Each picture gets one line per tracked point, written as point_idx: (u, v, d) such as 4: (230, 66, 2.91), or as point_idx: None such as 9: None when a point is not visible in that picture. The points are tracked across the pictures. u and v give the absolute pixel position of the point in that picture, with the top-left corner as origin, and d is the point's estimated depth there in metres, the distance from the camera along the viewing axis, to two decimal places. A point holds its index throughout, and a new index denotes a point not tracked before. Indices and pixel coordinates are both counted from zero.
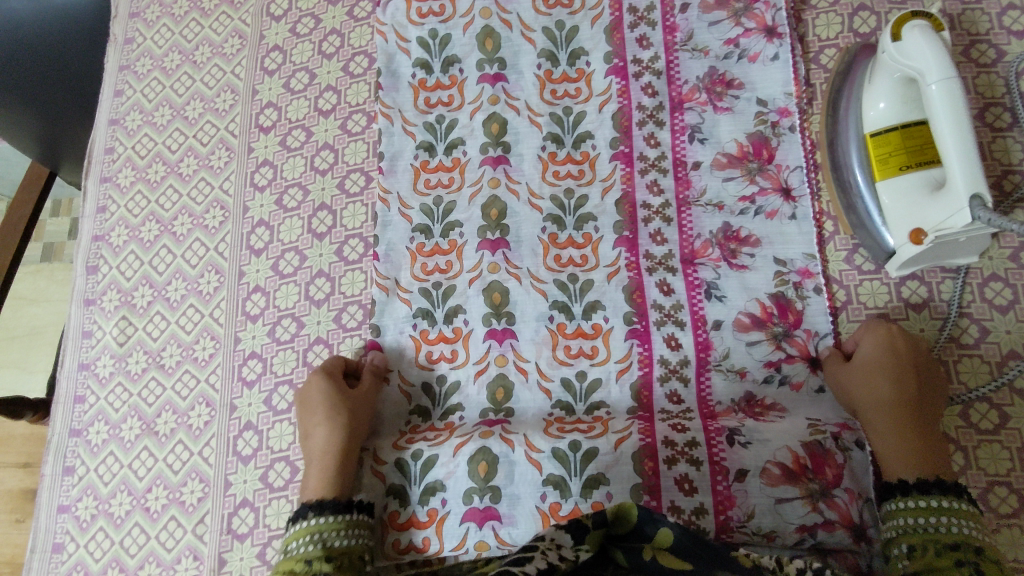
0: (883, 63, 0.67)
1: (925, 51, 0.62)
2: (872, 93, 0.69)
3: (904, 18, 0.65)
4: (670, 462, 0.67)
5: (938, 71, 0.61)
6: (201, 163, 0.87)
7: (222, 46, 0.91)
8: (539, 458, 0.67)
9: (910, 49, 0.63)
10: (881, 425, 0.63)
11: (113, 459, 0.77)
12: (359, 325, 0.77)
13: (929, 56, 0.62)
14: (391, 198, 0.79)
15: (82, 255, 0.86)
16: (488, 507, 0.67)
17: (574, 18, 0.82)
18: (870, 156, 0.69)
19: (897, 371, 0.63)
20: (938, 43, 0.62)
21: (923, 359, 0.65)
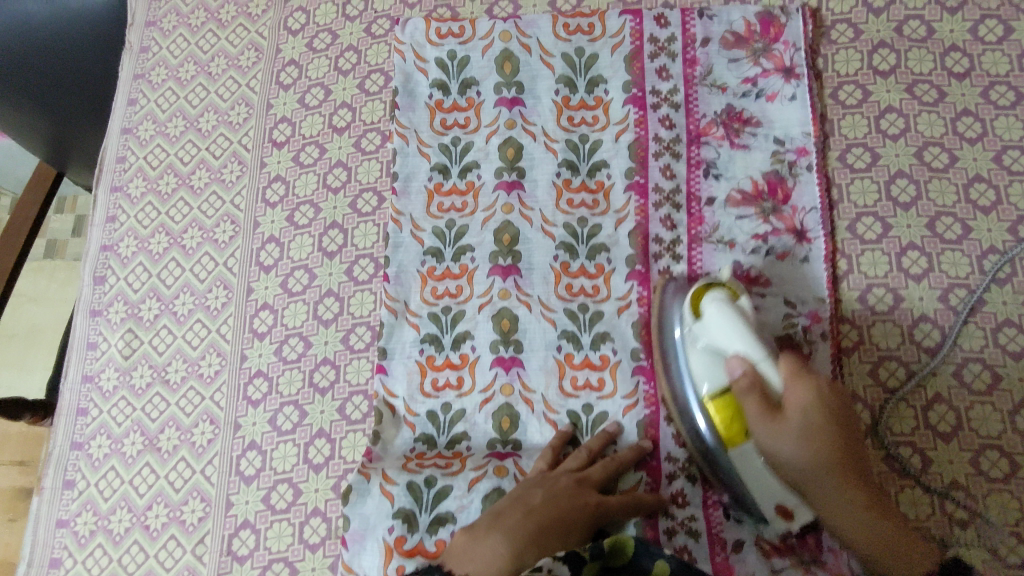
0: (690, 341, 0.65)
1: (732, 336, 0.60)
2: (693, 373, 0.65)
3: (699, 292, 0.66)
4: (670, 533, 0.66)
5: (773, 379, 0.59)
6: (212, 177, 0.86)
7: (237, 58, 0.91)
8: None
9: (715, 330, 0.61)
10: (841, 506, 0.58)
11: (114, 475, 0.77)
12: (367, 346, 0.77)
13: (738, 345, 0.60)
14: (402, 219, 0.79)
15: (90, 264, 0.86)
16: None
17: (594, 45, 0.82)
18: (713, 420, 0.63)
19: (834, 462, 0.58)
20: (735, 318, 0.61)
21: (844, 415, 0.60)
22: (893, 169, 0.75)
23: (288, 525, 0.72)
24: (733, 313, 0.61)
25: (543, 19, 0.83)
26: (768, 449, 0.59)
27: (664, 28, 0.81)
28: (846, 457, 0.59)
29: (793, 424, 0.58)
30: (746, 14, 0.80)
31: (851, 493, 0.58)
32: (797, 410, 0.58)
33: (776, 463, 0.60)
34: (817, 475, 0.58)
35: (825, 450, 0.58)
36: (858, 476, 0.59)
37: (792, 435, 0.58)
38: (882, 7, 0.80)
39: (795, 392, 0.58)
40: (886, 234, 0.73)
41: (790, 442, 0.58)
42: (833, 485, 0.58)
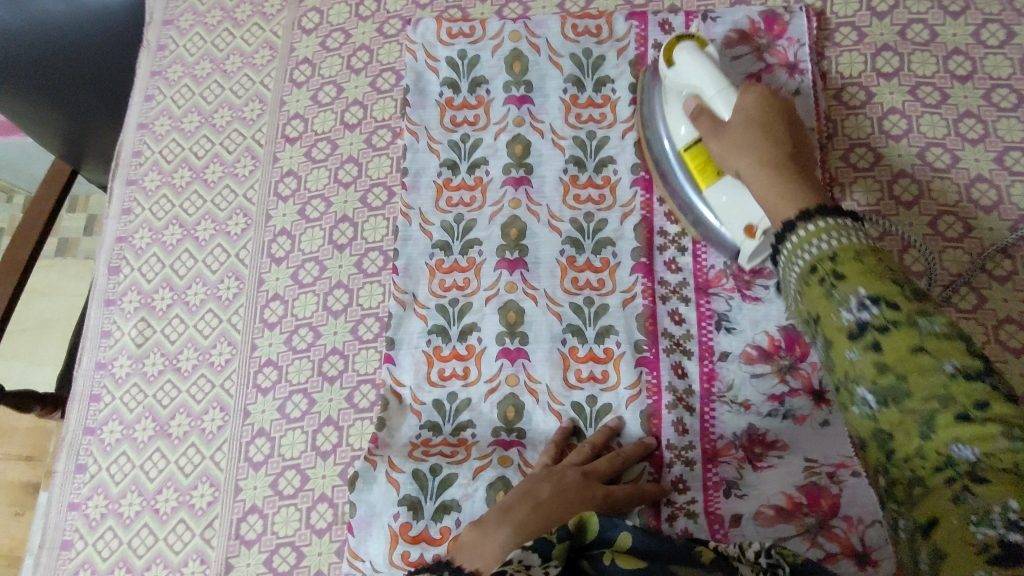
0: (669, 89, 0.72)
1: (699, 70, 0.68)
2: (673, 119, 0.72)
3: (672, 44, 0.71)
4: (670, 518, 0.68)
5: (731, 106, 0.64)
6: (226, 171, 0.88)
7: (252, 56, 0.93)
8: None
9: (684, 68, 0.69)
10: (764, 168, 0.57)
11: (125, 460, 0.78)
12: (375, 337, 0.78)
13: (698, 79, 0.67)
14: (412, 213, 0.81)
15: (105, 255, 0.87)
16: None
17: (602, 46, 0.83)
18: (688, 166, 0.71)
19: (772, 137, 0.59)
20: (703, 58, 0.68)
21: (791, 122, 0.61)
22: (895, 168, 0.77)
23: (295, 510, 0.73)
24: (704, 56, 0.68)
25: (552, 20, 0.85)
26: (730, 152, 0.62)
27: (670, 30, 0.83)
28: (793, 160, 0.57)
29: (735, 125, 0.62)
30: (751, 14, 0.81)
31: (777, 171, 0.56)
32: (741, 111, 0.62)
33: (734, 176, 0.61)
34: (761, 161, 0.58)
35: (784, 136, 0.59)
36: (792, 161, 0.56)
37: (741, 130, 0.61)
38: (885, 10, 0.81)
39: (745, 99, 0.63)
40: (888, 232, 0.75)
41: (749, 130, 0.61)
42: (770, 173, 0.56)
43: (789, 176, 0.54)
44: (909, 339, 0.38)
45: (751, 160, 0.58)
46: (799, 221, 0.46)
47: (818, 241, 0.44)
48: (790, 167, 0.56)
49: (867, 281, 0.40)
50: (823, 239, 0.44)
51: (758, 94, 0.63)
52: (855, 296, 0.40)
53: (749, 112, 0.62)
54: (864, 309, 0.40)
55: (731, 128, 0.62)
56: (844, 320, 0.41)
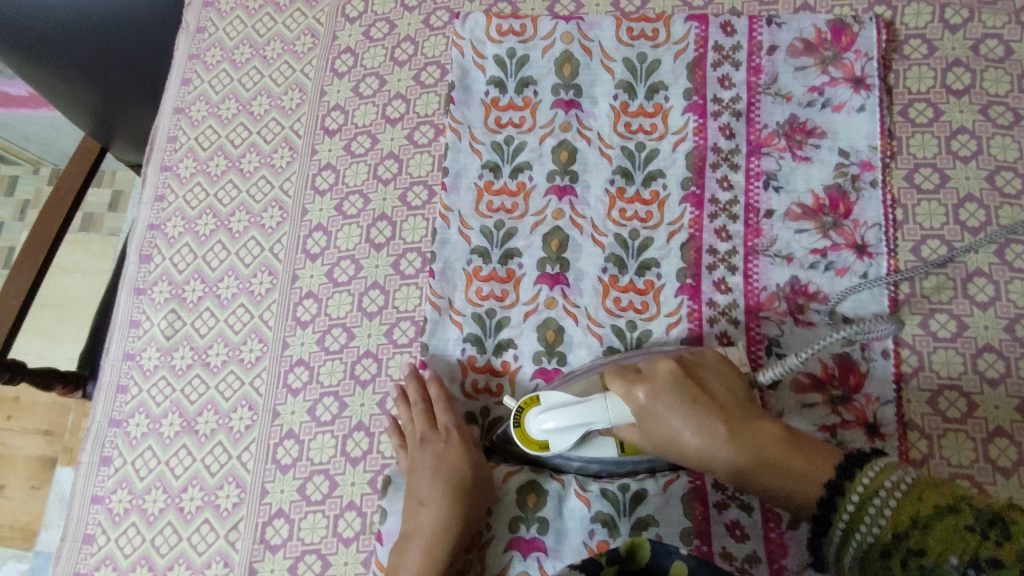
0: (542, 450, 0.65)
1: (562, 398, 0.63)
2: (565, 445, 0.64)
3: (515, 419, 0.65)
4: (720, 506, 0.64)
5: (631, 415, 0.61)
6: (263, 161, 0.86)
7: (293, 43, 0.90)
8: (587, 495, 0.66)
9: (555, 423, 0.62)
10: (725, 447, 0.58)
11: (151, 455, 0.77)
12: (410, 342, 0.76)
13: (563, 451, 0.64)
14: (451, 216, 0.78)
15: (137, 242, 0.86)
16: (534, 538, 0.66)
17: (657, 51, 0.80)
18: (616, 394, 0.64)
19: (702, 424, 0.59)
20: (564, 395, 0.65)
21: (699, 392, 0.60)
22: (962, 192, 0.73)
23: (322, 516, 0.71)
24: (552, 394, 0.64)
25: (607, 21, 0.81)
26: (662, 424, 0.60)
27: (730, 36, 0.79)
28: (733, 421, 0.59)
29: (660, 405, 0.60)
30: (817, 22, 0.78)
31: (784, 452, 0.56)
32: (659, 408, 0.60)
33: (678, 446, 0.60)
34: (723, 465, 0.58)
35: (714, 422, 0.59)
36: (739, 417, 0.59)
37: (680, 414, 0.59)
38: (959, 23, 0.77)
39: (661, 380, 0.60)
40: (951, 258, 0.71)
41: (691, 429, 0.59)
42: (763, 473, 0.57)
43: (803, 458, 0.56)
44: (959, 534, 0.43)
45: (702, 431, 0.59)
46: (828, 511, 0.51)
47: (881, 488, 0.48)
48: (738, 425, 0.58)
49: (946, 546, 0.43)
50: (881, 497, 0.48)
51: (637, 390, 0.60)
52: (896, 526, 0.46)
53: (677, 421, 0.59)
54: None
55: (653, 444, 0.61)
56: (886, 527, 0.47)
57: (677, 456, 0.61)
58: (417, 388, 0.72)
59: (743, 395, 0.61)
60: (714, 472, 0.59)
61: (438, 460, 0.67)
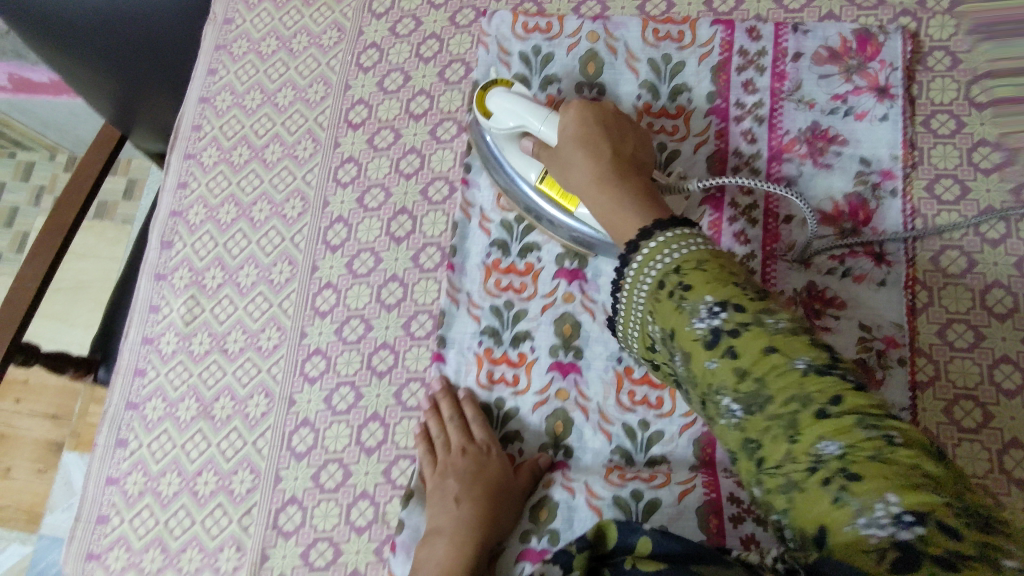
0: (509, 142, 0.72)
1: (515, 103, 0.68)
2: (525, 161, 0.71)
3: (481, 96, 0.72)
4: (736, 520, 0.63)
5: (556, 130, 0.64)
6: (286, 152, 0.86)
7: (320, 37, 0.91)
8: (599, 505, 0.65)
9: (504, 112, 0.69)
10: (591, 188, 0.59)
11: (167, 438, 0.77)
12: (427, 334, 0.76)
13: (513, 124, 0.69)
14: (472, 210, 0.79)
15: (159, 228, 0.86)
16: (545, 550, 0.64)
17: (682, 53, 0.80)
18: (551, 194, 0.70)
19: (590, 143, 0.61)
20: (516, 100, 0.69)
21: (623, 148, 0.62)
22: (982, 204, 0.73)
23: (335, 505, 0.72)
24: (517, 91, 0.70)
25: (633, 22, 0.82)
26: (567, 166, 0.62)
27: (755, 42, 0.80)
28: (622, 170, 0.59)
29: (565, 144, 0.63)
30: (843, 31, 0.78)
31: (629, 200, 0.57)
32: (563, 132, 0.63)
33: (570, 183, 0.63)
34: (585, 189, 0.60)
35: (602, 146, 0.61)
36: (626, 151, 0.61)
37: (578, 156, 0.61)
38: (983, 37, 0.78)
39: (565, 124, 0.63)
40: (970, 269, 0.71)
41: (579, 148, 0.61)
42: (608, 195, 0.58)
43: (647, 199, 0.57)
44: (770, 346, 0.43)
45: (593, 158, 0.60)
46: (639, 238, 0.52)
47: (662, 259, 0.50)
48: (623, 171, 0.59)
49: (712, 291, 0.46)
50: (673, 260, 0.49)
51: (574, 113, 0.63)
52: (702, 306, 0.45)
53: (569, 126, 0.63)
54: (711, 315, 0.45)
55: (569, 161, 0.62)
56: (695, 328, 0.45)
57: (571, 186, 0.64)
58: (451, 404, 0.72)
59: (637, 150, 0.63)
60: (584, 202, 0.60)
61: (476, 470, 0.67)
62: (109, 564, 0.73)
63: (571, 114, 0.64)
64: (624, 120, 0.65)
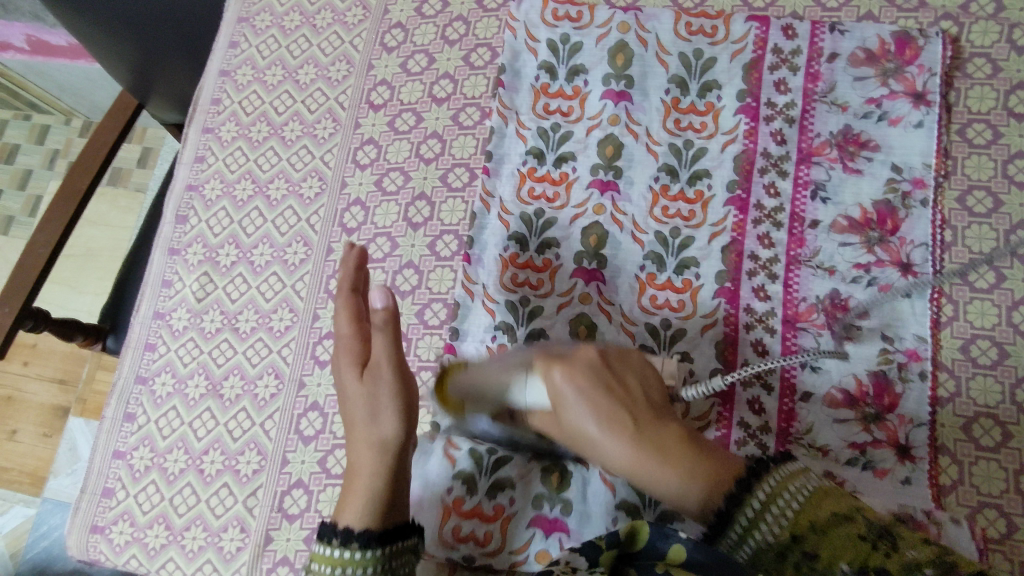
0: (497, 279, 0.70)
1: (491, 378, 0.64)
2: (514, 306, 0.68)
3: None
4: None
5: None
6: (305, 131, 0.85)
7: (344, 14, 0.89)
8: (616, 479, 0.65)
9: None
10: (620, 429, 0.55)
11: (175, 415, 0.77)
12: (440, 324, 0.75)
13: None
14: (492, 201, 0.77)
15: (174, 202, 0.86)
16: (558, 518, 0.65)
17: (715, 48, 0.78)
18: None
19: (598, 404, 0.56)
20: None
21: (644, 404, 0.57)
22: (1015, 218, 0.71)
23: (341, 491, 0.71)
24: (481, 362, 0.66)
25: (666, 14, 0.80)
26: (569, 412, 0.58)
27: (791, 40, 0.77)
28: (645, 423, 0.55)
29: (581, 359, 0.59)
30: (882, 33, 0.76)
31: (679, 457, 0.52)
32: (565, 394, 0.58)
33: (588, 440, 0.57)
34: (617, 464, 0.54)
35: (621, 412, 0.56)
36: (651, 415, 0.56)
37: (592, 419, 0.56)
38: None
39: (563, 388, 0.58)
40: (998, 285, 0.70)
41: (594, 420, 0.56)
42: (653, 464, 0.53)
43: (685, 445, 0.53)
44: (864, 538, 0.43)
45: (601, 418, 0.55)
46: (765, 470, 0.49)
47: (780, 484, 0.48)
48: (643, 427, 0.54)
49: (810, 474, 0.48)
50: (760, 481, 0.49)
51: (553, 368, 0.59)
52: (835, 554, 0.44)
53: (583, 367, 0.59)
54: (841, 558, 0.44)
55: (571, 365, 0.59)
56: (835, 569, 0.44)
57: (586, 452, 0.59)
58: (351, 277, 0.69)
59: (657, 397, 0.59)
60: (604, 452, 0.55)
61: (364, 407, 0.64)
62: (112, 538, 0.73)
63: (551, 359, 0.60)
64: (631, 355, 0.62)
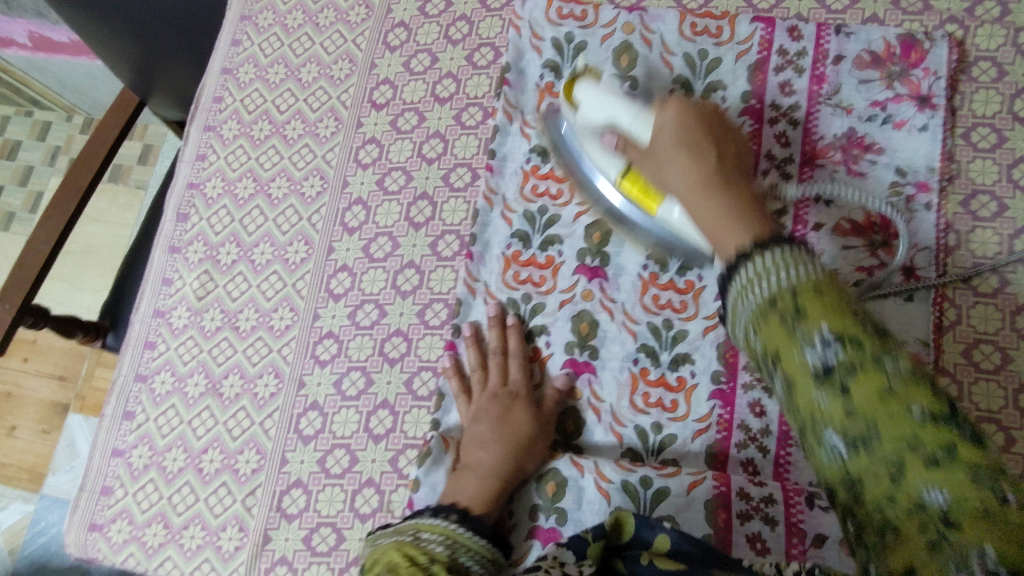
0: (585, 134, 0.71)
1: (600, 114, 0.68)
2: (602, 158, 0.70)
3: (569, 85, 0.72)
4: (744, 517, 0.63)
5: (651, 127, 0.64)
6: (307, 129, 0.85)
7: (347, 12, 0.89)
8: (608, 489, 0.65)
9: (590, 105, 0.69)
10: (693, 187, 0.56)
11: (174, 413, 0.77)
12: (442, 324, 0.75)
13: (602, 118, 0.68)
14: (495, 198, 0.77)
15: (175, 200, 0.85)
16: (553, 528, 0.65)
17: (719, 49, 0.78)
18: (632, 192, 0.69)
19: (693, 143, 0.59)
20: (602, 92, 0.69)
21: (730, 163, 0.58)
22: (1019, 222, 0.71)
23: (340, 491, 0.71)
24: (605, 90, 0.69)
25: (671, 14, 0.79)
26: (655, 163, 0.62)
27: (796, 41, 0.77)
28: (723, 177, 0.56)
29: (664, 143, 0.61)
30: (887, 35, 0.76)
31: (733, 202, 0.53)
32: (662, 133, 0.61)
33: (669, 190, 0.60)
34: (689, 185, 0.57)
35: (706, 159, 0.57)
36: (727, 178, 0.56)
37: (678, 169, 0.58)
38: None
39: (660, 121, 0.63)
40: (1001, 290, 0.69)
41: (684, 151, 0.59)
42: (708, 200, 0.54)
43: (751, 206, 0.52)
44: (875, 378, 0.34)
45: (690, 159, 0.58)
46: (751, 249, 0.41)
47: (767, 277, 0.39)
48: (726, 179, 0.56)
49: (829, 316, 0.35)
50: (779, 275, 0.38)
51: (677, 108, 0.62)
52: (816, 337, 0.35)
53: (667, 121, 0.62)
54: (828, 346, 0.35)
55: (660, 137, 0.61)
56: (806, 360, 0.35)
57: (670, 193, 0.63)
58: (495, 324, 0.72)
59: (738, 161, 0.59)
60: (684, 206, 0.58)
61: (503, 414, 0.67)
62: (110, 536, 0.73)
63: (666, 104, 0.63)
64: (730, 125, 0.65)
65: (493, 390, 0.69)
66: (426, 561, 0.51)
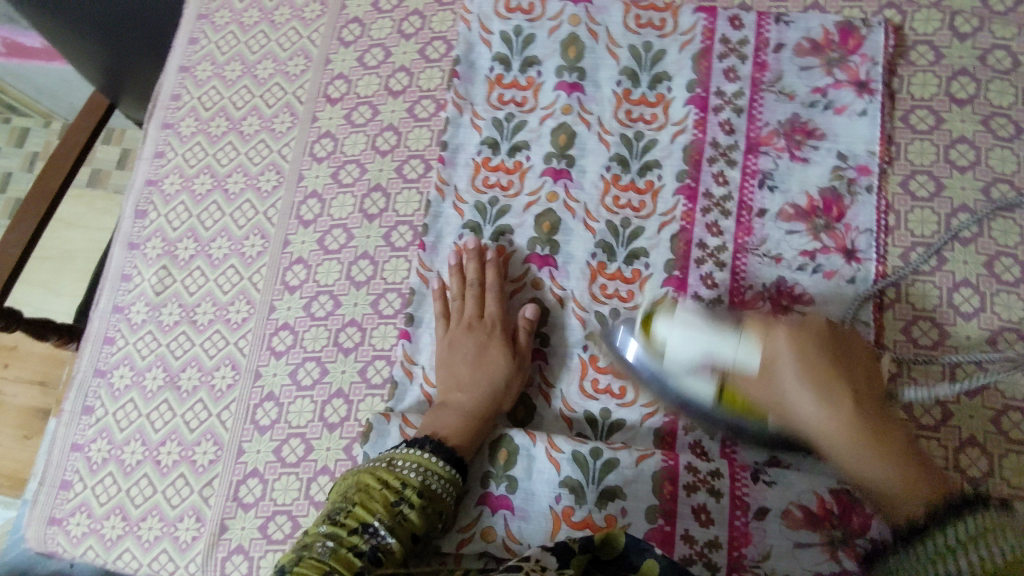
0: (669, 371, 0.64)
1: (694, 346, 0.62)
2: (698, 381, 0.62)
3: (646, 322, 0.66)
4: (690, 489, 0.64)
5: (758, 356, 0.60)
6: (263, 125, 0.86)
7: (302, 9, 0.90)
8: (559, 459, 0.66)
9: (675, 345, 0.63)
10: (843, 437, 0.56)
11: (132, 407, 0.77)
12: (395, 313, 0.76)
13: (695, 352, 0.62)
14: (447, 189, 0.78)
15: (134, 197, 0.86)
16: (503, 495, 0.66)
17: (663, 41, 0.80)
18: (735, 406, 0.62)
19: (837, 406, 0.57)
20: (692, 325, 0.62)
21: (883, 427, 0.57)
22: (956, 202, 0.72)
23: (296, 479, 0.72)
24: (682, 320, 0.63)
25: (616, 6, 0.81)
26: (777, 387, 0.59)
27: (737, 30, 0.79)
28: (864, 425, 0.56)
29: (785, 375, 0.59)
30: (826, 23, 0.77)
31: (892, 459, 0.55)
32: (781, 360, 0.59)
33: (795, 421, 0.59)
34: (837, 434, 0.56)
35: (842, 407, 0.57)
36: (881, 423, 0.57)
37: (808, 406, 0.57)
38: (967, 32, 0.77)
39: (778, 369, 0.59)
40: (939, 267, 0.70)
41: (812, 402, 0.57)
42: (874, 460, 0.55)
43: (914, 474, 0.54)
44: None
45: (818, 396, 0.57)
46: None
47: None
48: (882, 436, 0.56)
49: None
50: None
51: (787, 333, 0.60)
52: None
53: (784, 353, 0.59)
54: None
55: (777, 376, 0.59)
56: None
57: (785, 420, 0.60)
58: (477, 269, 0.74)
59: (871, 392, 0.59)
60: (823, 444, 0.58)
61: (480, 352, 0.70)
62: (70, 530, 0.74)
63: (768, 325, 0.61)
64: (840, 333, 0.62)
65: (471, 322, 0.72)
66: (398, 485, 0.57)
